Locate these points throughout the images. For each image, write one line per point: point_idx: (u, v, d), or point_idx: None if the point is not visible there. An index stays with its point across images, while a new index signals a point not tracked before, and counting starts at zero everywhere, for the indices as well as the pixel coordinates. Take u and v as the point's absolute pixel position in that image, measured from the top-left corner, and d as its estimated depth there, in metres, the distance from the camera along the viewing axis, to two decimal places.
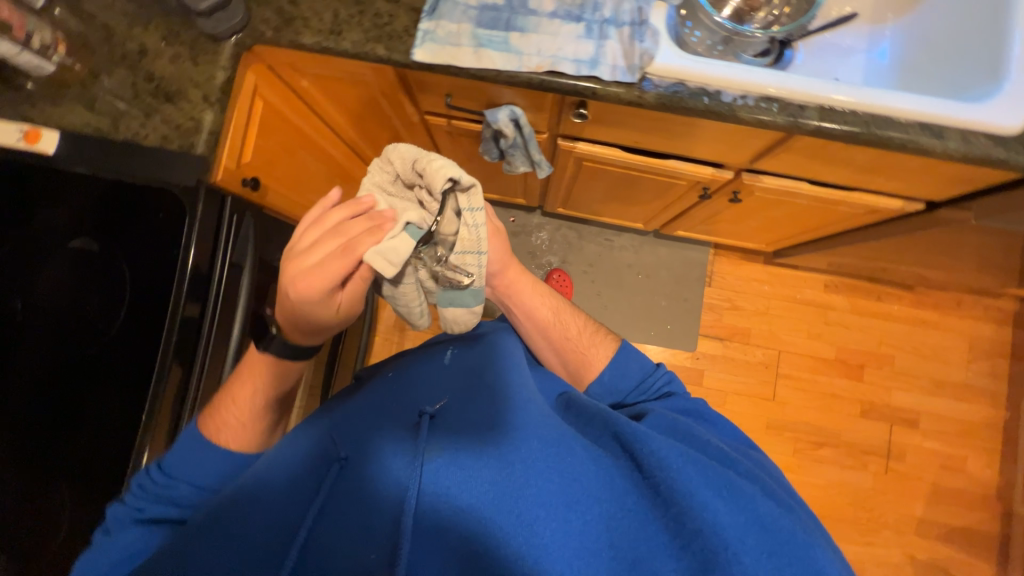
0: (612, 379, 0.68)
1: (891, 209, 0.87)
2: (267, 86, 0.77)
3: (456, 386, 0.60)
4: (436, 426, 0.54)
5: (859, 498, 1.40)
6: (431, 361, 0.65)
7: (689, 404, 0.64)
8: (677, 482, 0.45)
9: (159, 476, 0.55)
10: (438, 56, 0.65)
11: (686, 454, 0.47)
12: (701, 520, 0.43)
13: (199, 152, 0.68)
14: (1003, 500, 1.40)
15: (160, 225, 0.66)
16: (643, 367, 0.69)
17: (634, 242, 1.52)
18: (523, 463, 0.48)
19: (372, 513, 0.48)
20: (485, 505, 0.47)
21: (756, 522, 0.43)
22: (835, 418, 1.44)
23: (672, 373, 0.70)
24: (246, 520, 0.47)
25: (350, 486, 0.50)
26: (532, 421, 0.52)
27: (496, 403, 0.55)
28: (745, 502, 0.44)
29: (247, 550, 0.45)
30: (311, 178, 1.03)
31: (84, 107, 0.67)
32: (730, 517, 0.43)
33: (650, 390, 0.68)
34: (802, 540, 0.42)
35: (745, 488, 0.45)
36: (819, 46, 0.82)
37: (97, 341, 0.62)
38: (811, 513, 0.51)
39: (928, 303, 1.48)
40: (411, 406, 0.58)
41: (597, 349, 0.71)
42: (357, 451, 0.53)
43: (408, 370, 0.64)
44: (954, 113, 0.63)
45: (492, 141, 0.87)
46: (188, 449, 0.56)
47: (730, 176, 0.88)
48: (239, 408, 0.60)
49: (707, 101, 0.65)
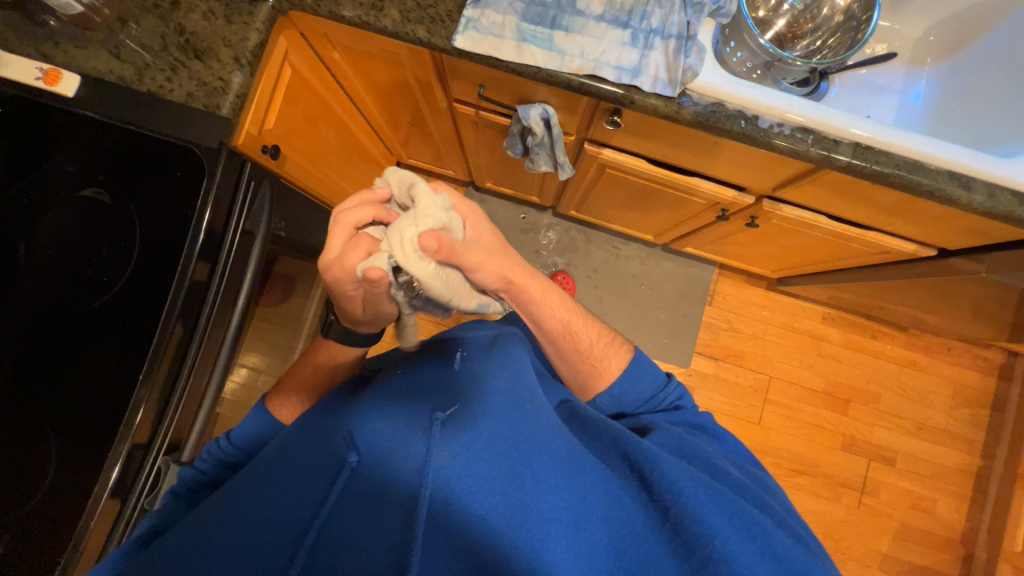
0: (622, 390, 0.69)
1: (903, 251, 0.88)
2: (296, 54, 0.77)
3: (466, 391, 0.58)
4: (448, 431, 0.52)
5: (829, 528, 1.43)
6: (440, 360, 0.65)
7: (696, 419, 0.66)
8: (689, 508, 0.47)
9: (225, 444, 0.63)
10: (480, 46, 0.64)
11: (698, 479, 0.49)
12: (711, 547, 0.45)
13: (223, 114, 0.66)
14: (966, 545, 1.44)
15: (180, 183, 0.64)
16: (654, 381, 0.70)
17: (640, 252, 1.52)
18: (535, 476, 0.49)
19: (384, 515, 0.48)
20: (496, 518, 0.47)
21: (763, 551, 0.45)
22: (815, 448, 1.46)
23: (684, 387, 0.71)
24: (261, 519, 0.49)
25: (362, 488, 0.51)
26: (545, 433, 0.53)
27: (508, 409, 0.54)
28: (754, 530, 0.46)
29: (265, 547, 0.47)
30: (329, 152, 1.02)
31: (109, 53, 0.65)
32: (739, 545, 0.45)
33: (662, 401, 0.69)
34: (808, 568, 0.45)
35: (755, 517, 0.47)
36: (855, 82, 0.82)
37: (101, 296, 0.60)
38: (813, 534, 0.54)
39: (919, 346, 1.50)
40: (424, 406, 0.56)
41: (611, 361, 0.70)
42: (368, 455, 0.52)
43: (417, 370, 0.64)
44: (983, 167, 0.63)
45: (519, 136, 0.87)
46: (254, 422, 0.66)
47: (751, 200, 0.88)
48: (298, 387, 0.70)
49: (743, 125, 0.65)
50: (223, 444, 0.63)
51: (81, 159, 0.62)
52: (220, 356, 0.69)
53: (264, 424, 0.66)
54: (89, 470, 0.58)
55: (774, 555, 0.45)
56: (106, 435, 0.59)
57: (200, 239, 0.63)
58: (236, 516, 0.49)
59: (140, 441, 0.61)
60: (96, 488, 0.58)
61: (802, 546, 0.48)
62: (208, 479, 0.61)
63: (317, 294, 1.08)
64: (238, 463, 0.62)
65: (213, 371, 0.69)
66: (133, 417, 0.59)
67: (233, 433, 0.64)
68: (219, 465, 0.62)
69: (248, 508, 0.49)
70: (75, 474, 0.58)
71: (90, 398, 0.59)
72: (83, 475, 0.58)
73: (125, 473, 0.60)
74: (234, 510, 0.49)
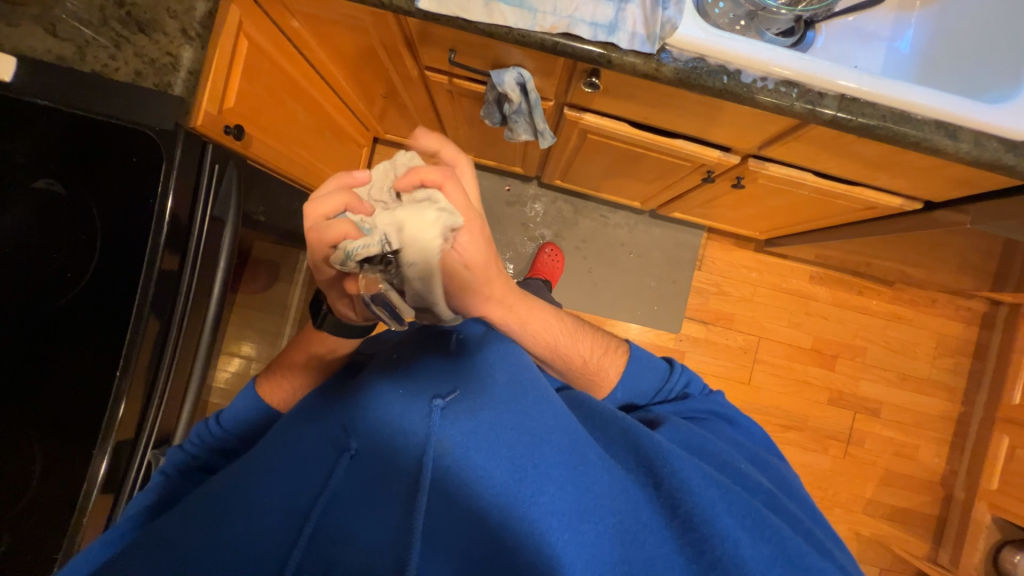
0: (626, 393, 0.70)
1: (889, 206, 0.87)
2: (252, 24, 0.71)
3: (463, 376, 0.57)
4: (449, 417, 0.53)
5: (817, 478, 1.49)
6: (434, 341, 0.63)
7: (709, 407, 0.67)
8: (702, 510, 0.48)
9: (216, 428, 0.62)
10: (445, 6, 0.60)
11: (710, 477, 0.50)
12: (722, 549, 0.46)
13: (177, 93, 0.62)
14: (947, 486, 1.51)
15: (137, 170, 0.61)
16: (658, 373, 0.72)
17: (629, 220, 1.50)
18: (538, 469, 0.50)
19: (386, 503, 0.49)
20: (498, 510, 0.48)
21: (779, 554, 0.46)
22: (804, 404, 1.50)
23: (689, 373, 0.73)
24: (264, 512, 0.49)
25: (361, 477, 0.51)
26: (550, 425, 0.53)
27: (511, 400, 0.55)
28: (770, 535, 0.47)
29: (270, 540, 0.47)
30: (299, 130, 0.97)
31: (45, 31, 0.60)
32: (751, 549, 0.46)
33: (669, 392, 0.71)
34: (825, 573, 0.45)
35: (772, 521, 0.48)
36: (840, 30, 0.78)
37: (67, 294, 0.59)
38: (828, 531, 0.56)
39: (904, 299, 1.52)
40: (422, 389, 0.56)
41: (609, 368, 0.69)
42: (367, 442, 0.53)
43: (413, 352, 0.61)
44: (972, 115, 0.62)
45: (495, 104, 0.82)
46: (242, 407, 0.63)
47: (737, 161, 0.86)
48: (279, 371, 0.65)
49: (726, 81, 0.62)
50: (214, 429, 0.62)
51: (32, 149, 0.59)
52: (200, 349, 0.67)
53: (254, 410, 0.63)
54: (73, 470, 0.58)
55: (789, 559, 0.46)
56: (90, 433, 0.59)
57: (165, 228, 0.61)
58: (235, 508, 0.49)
59: (126, 437, 0.61)
60: (85, 486, 0.58)
61: (818, 550, 0.49)
62: (200, 463, 0.61)
63: (299, 280, 1.04)
64: (232, 448, 0.63)
65: (195, 361, 0.67)
66: (115, 411, 0.59)
67: (224, 417, 0.63)
68: (212, 451, 0.62)
69: (249, 499, 0.50)
70: (65, 473, 0.58)
71: (70, 398, 0.58)
72: (71, 468, 0.58)
73: (115, 467, 0.60)
74: (240, 498, 0.50)
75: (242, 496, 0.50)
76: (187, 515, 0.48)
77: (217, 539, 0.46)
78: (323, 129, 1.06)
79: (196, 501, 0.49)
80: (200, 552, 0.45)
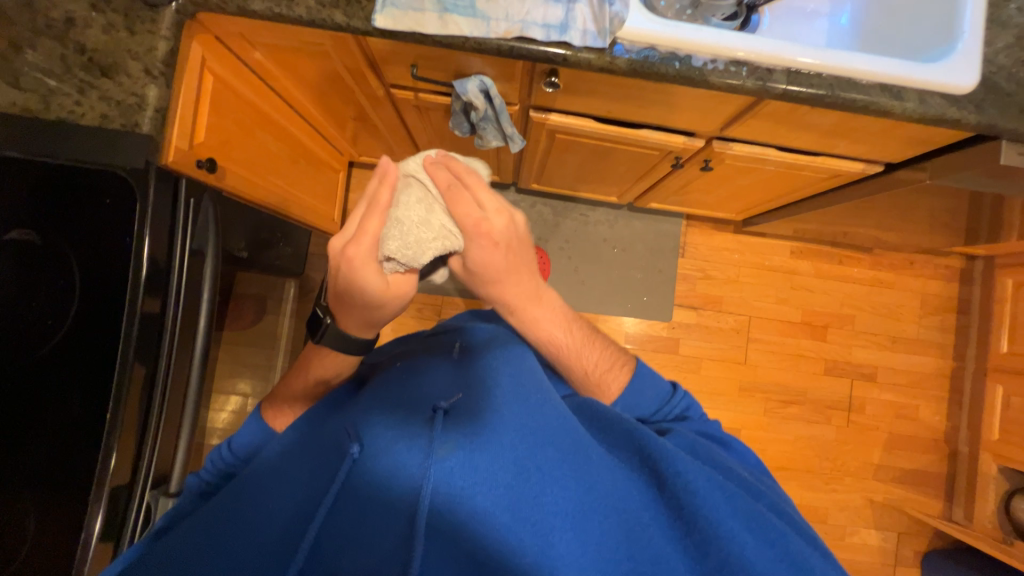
0: (630, 409, 0.66)
1: (853, 171, 0.90)
2: (215, 59, 0.73)
3: (467, 383, 0.59)
4: (450, 423, 0.53)
5: (824, 449, 1.50)
6: (438, 355, 0.66)
7: (706, 428, 0.66)
8: (706, 512, 0.47)
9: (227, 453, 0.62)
10: (401, 22, 0.62)
11: (715, 481, 0.50)
12: (730, 553, 0.45)
13: (145, 131, 0.64)
14: (950, 442, 1.53)
15: (112, 212, 0.61)
16: (659, 394, 0.68)
17: (609, 216, 1.53)
18: (542, 471, 0.50)
19: (389, 511, 0.49)
20: (503, 512, 0.48)
21: (784, 559, 0.46)
22: (802, 377, 1.52)
23: (690, 397, 0.70)
24: (259, 528, 0.48)
25: (363, 483, 0.51)
26: (552, 425, 0.54)
27: (511, 404, 0.55)
28: (773, 537, 0.47)
29: (265, 548, 0.46)
30: (273, 160, 0.98)
31: (8, 83, 0.60)
32: (757, 552, 0.46)
33: (668, 414, 0.68)
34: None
35: (773, 523, 0.48)
36: (783, 10, 0.82)
37: (48, 344, 0.58)
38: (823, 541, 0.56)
39: (884, 264, 1.55)
40: (426, 398, 0.57)
41: (612, 380, 0.67)
42: (369, 447, 0.53)
43: (414, 366, 0.64)
44: (913, 75, 0.65)
45: (463, 113, 0.83)
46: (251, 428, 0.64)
47: (702, 144, 0.89)
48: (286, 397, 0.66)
49: (678, 66, 0.65)
50: (226, 454, 0.62)
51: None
52: (190, 386, 0.66)
53: (262, 434, 0.64)
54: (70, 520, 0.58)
55: (791, 562, 0.46)
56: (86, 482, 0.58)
57: (143, 268, 0.61)
58: (230, 520, 0.48)
59: (120, 483, 0.60)
60: (83, 536, 0.58)
61: (819, 553, 0.49)
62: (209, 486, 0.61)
63: (286, 311, 1.04)
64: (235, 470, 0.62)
65: (187, 399, 0.66)
66: (109, 459, 0.58)
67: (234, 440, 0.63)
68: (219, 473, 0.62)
69: (247, 513, 0.49)
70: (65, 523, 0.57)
71: (60, 450, 0.58)
72: (69, 517, 0.58)
73: (111, 514, 0.59)
74: (242, 510, 0.49)
75: (239, 511, 0.49)
76: (184, 532, 0.48)
77: (217, 552, 0.45)
78: (297, 158, 1.08)
79: (192, 520, 0.49)
80: (194, 559, 0.44)
